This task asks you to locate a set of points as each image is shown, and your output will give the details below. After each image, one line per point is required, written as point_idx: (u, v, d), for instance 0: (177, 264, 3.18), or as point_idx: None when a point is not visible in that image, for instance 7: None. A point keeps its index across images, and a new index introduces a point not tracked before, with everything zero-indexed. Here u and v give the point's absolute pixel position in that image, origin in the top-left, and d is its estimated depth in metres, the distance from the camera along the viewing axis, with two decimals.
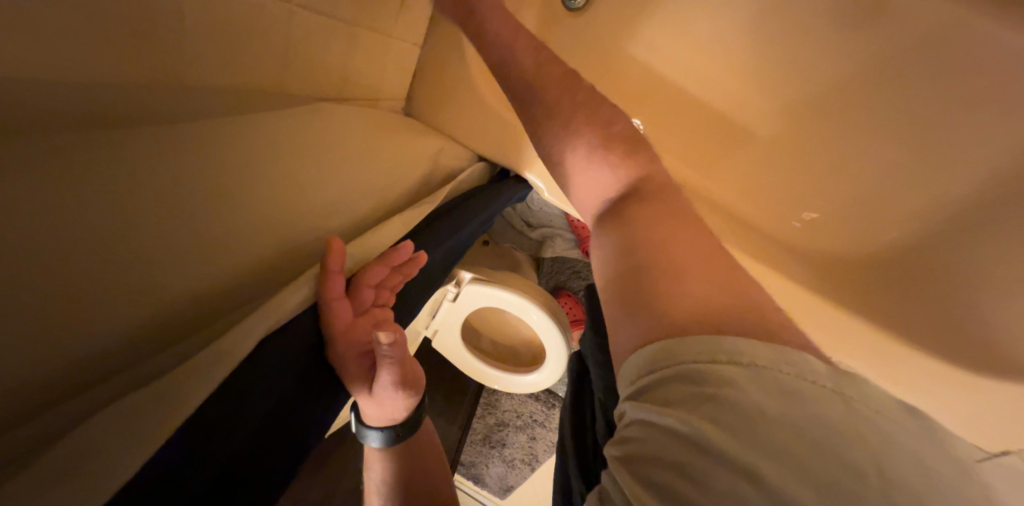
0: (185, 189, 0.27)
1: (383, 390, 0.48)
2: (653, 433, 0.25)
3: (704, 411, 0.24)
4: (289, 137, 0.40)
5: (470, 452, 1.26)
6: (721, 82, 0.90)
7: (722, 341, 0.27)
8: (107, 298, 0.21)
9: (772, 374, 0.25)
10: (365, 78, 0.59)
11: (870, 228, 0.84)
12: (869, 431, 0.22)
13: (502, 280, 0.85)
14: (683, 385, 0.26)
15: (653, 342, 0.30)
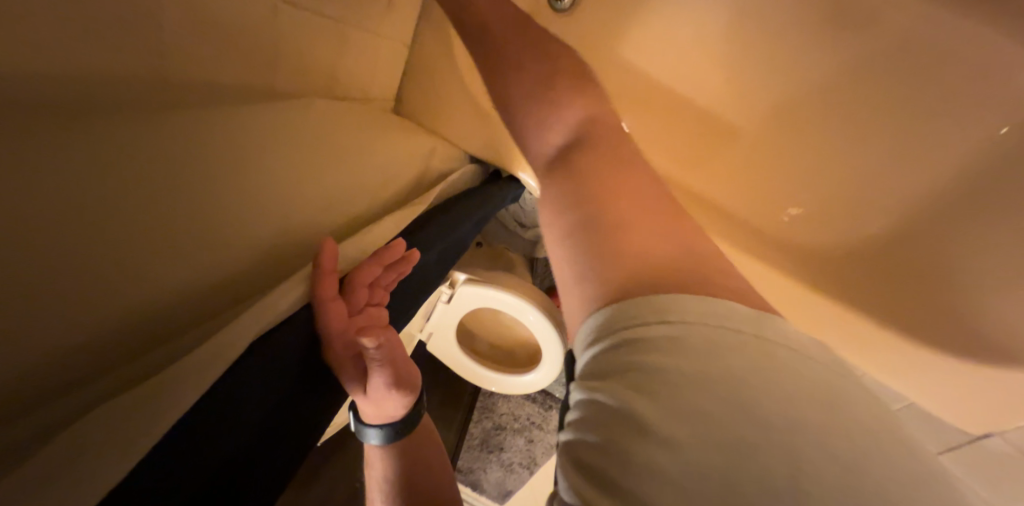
0: (177, 180, 0.27)
1: (377, 390, 0.48)
2: (597, 412, 0.22)
3: (640, 382, 0.22)
4: (282, 136, 0.39)
5: (467, 458, 1.24)
6: (709, 83, 0.90)
7: (667, 310, 0.25)
8: (106, 286, 0.20)
9: (695, 327, 0.24)
10: (352, 77, 0.59)
11: (853, 223, 0.87)
12: (784, 379, 0.22)
13: (497, 280, 0.85)
14: (629, 357, 0.23)
15: (605, 309, 0.27)
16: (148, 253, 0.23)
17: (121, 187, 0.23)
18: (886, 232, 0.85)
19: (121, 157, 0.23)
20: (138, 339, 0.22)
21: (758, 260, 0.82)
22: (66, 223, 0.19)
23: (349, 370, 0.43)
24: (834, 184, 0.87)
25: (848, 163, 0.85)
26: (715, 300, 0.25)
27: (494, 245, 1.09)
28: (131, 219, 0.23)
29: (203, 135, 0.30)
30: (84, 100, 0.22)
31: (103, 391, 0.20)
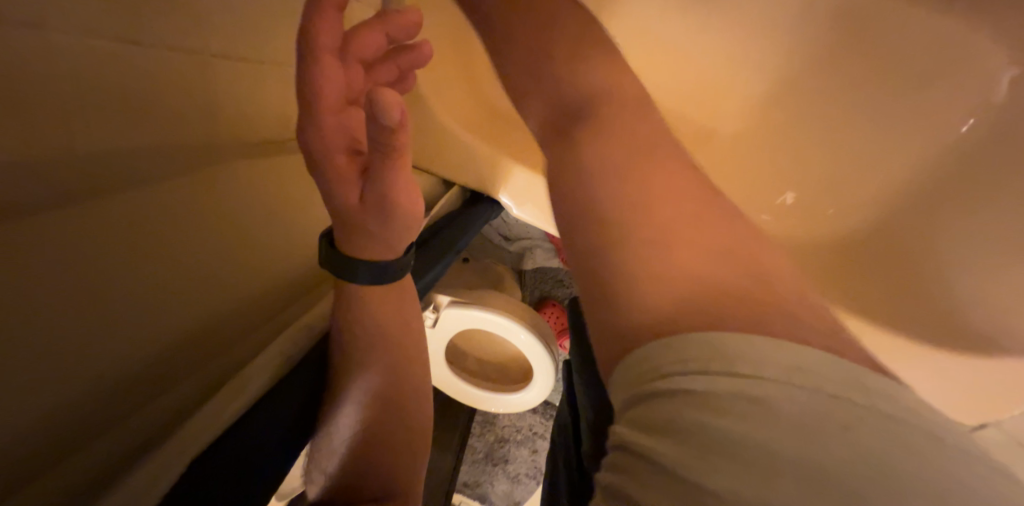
0: (113, 281, 0.25)
1: (386, 242, 0.42)
2: (633, 464, 0.19)
3: (689, 445, 0.16)
4: (234, 199, 0.38)
5: (471, 472, 1.23)
6: (681, 89, 0.94)
7: (704, 347, 0.19)
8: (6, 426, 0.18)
9: (773, 386, 0.17)
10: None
11: (839, 210, 0.87)
12: (927, 469, 0.14)
13: (481, 301, 0.84)
14: (675, 407, 0.18)
15: (641, 351, 0.22)
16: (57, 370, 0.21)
17: (52, 311, 0.21)
18: (874, 222, 0.83)
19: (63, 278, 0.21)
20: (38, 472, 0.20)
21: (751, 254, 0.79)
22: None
23: (352, 175, 0.36)
24: (813, 174, 0.89)
25: (822, 154, 0.88)
26: (799, 346, 0.19)
27: (479, 259, 1.06)
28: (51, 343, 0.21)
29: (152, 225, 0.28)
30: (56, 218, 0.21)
31: (49, 483, 0.21)
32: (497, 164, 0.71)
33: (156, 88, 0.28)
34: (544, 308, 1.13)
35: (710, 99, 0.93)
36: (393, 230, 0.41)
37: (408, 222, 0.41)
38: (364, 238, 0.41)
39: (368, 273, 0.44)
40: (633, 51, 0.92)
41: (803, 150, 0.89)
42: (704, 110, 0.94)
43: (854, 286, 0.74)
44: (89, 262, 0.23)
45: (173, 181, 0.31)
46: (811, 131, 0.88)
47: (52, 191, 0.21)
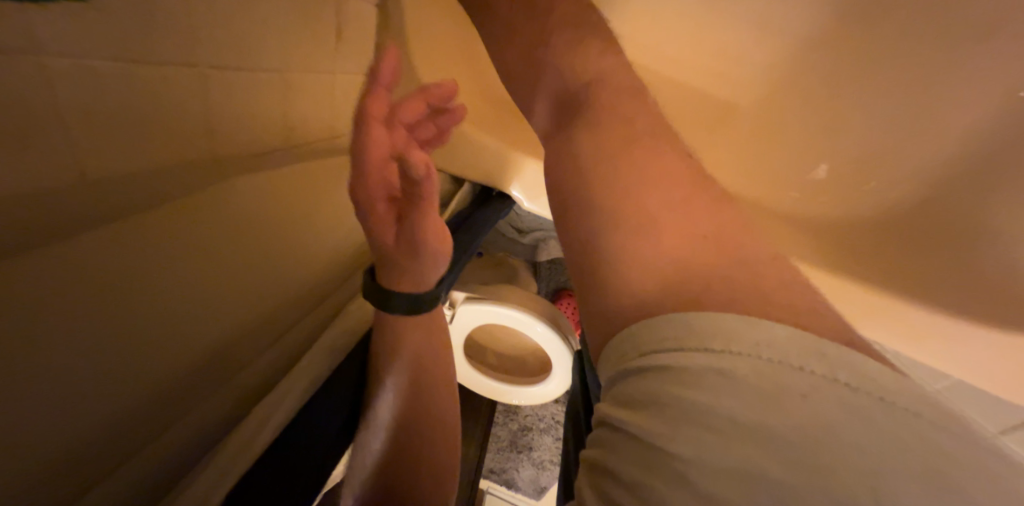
0: (150, 278, 0.26)
1: (414, 273, 0.47)
2: (617, 437, 0.20)
3: (662, 415, 0.18)
4: (257, 196, 0.39)
5: (497, 459, 1.25)
6: (695, 67, 0.90)
7: (687, 327, 0.20)
8: (55, 409, 0.20)
9: (742, 361, 0.18)
10: (344, 118, 0.58)
11: (875, 184, 0.80)
12: (876, 431, 0.15)
13: (496, 295, 0.83)
14: (648, 382, 0.20)
15: (626, 330, 0.23)
16: (105, 361, 0.23)
17: (94, 306, 0.22)
18: (915, 193, 0.76)
19: (99, 274, 0.23)
20: (82, 451, 0.22)
21: (779, 234, 0.75)
22: (25, 367, 0.18)
23: (387, 217, 0.41)
24: (846, 146, 0.83)
25: (854, 123, 0.82)
26: (773, 323, 0.19)
27: (494, 253, 1.06)
28: (95, 336, 0.22)
29: (180, 223, 0.30)
30: (88, 217, 0.23)
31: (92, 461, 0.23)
32: (506, 157, 0.69)
33: (169, 109, 0.28)
34: (560, 299, 1.11)
35: (728, 74, 0.89)
36: (420, 263, 0.45)
37: (433, 256, 0.45)
38: (399, 271, 0.46)
39: (403, 299, 0.48)
40: (643, 33, 0.90)
41: (834, 120, 0.83)
42: (723, 86, 0.90)
43: (893, 263, 0.69)
44: (122, 259, 0.25)
45: (195, 183, 0.32)
46: (842, 100, 0.82)
47: (86, 217, 0.22)
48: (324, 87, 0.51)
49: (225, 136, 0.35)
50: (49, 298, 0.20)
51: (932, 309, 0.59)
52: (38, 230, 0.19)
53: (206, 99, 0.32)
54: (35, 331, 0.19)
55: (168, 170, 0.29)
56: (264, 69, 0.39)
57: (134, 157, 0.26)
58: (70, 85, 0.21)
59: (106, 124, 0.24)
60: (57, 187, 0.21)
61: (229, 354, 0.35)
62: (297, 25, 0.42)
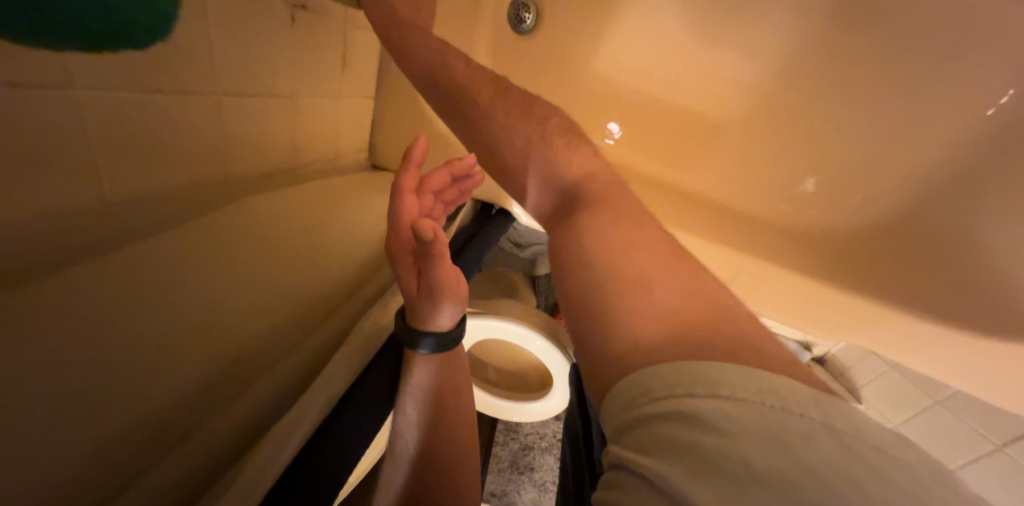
0: (194, 288, 0.27)
1: (436, 320, 0.45)
2: (631, 486, 0.19)
3: (680, 459, 0.17)
4: (277, 215, 0.40)
5: (498, 481, 1.20)
6: (686, 83, 0.91)
7: (695, 372, 0.21)
8: (128, 410, 0.21)
9: (747, 406, 0.19)
10: (347, 139, 0.59)
11: (862, 197, 0.83)
12: (869, 464, 0.15)
13: (497, 311, 0.84)
14: (665, 428, 0.19)
15: (634, 377, 0.23)
16: (166, 364, 0.23)
17: (139, 313, 0.23)
18: (900, 205, 0.79)
19: (134, 286, 0.24)
20: (152, 458, 0.22)
21: (774, 246, 0.77)
22: (79, 366, 0.19)
23: (410, 268, 0.42)
24: (834, 161, 0.85)
25: (842, 139, 0.84)
26: (764, 373, 0.21)
27: (493, 268, 1.07)
28: (149, 341, 0.23)
29: (204, 240, 0.31)
30: (85, 240, 0.24)
31: (167, 471, 0.23)
32: None
33: (178, 138, 0.29)
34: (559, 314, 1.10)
35: (719, 90, 0.89)
36: (440, 311, 0.44)
37: (454, 303, 0.44)
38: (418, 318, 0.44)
39: (430, 343, 0.45)
40: (635, 50, 0.90)
41: (823, 136, 0.85)
42: (716, 103, 0.90)
43: (881, 275, 0.71)
44: (154, 272, 0.25)
45: (200, 209, 0.33)
46: (831, 116, 0.84)
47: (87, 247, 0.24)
48: (328, 109, 0.52)
49: (228, 156, 0.36)
50: (80, 308, 0.21)
51: (914, 318, 0.63)
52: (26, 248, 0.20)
53: (213, 119, 0.33)
54: (76, 333, 0.20)
55: (172, 196, 0.30)
56: (268, 96, 0.40)
57: (140, 181, 0.27)
58: (93, 116, 0.23)
59: (110, 147, 0.24)
60: (55, 206, 0.22)
61: (284, 367, 0.34)
62: (304, 53, 0.44)
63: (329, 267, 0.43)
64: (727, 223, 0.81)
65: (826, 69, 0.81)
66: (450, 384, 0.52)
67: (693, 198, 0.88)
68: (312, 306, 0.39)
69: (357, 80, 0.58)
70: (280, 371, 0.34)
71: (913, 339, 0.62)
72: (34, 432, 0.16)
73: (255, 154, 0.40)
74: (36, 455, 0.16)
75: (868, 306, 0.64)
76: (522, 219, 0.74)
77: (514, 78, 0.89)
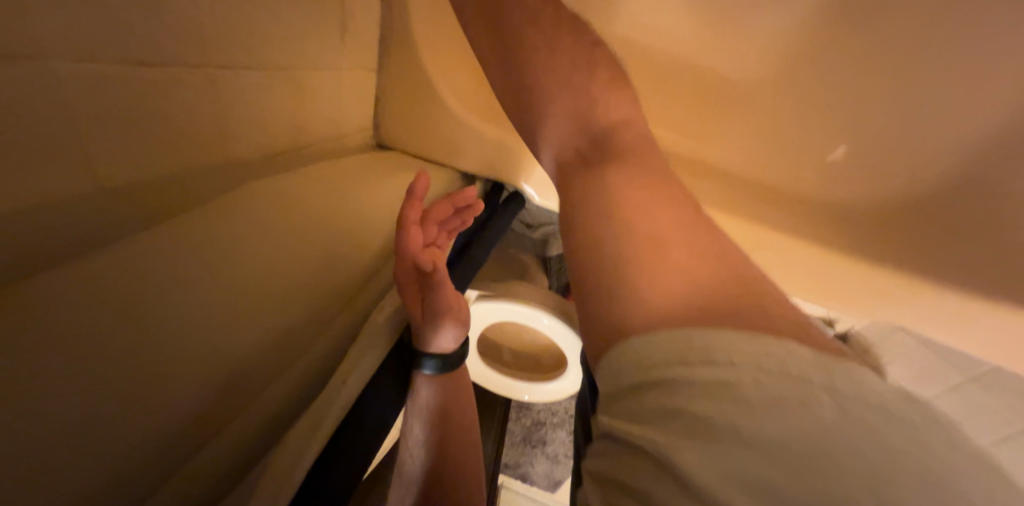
0: (203, 273, 0.26)
1: (438, 344, 0.47)
2: (624, 459, 0.18)
3: (667, 426, 0.17)
4: (281, 195, 0.37)
5: (511, 454, 1.23)
6: (709, 47, 0.85)
7: (687, 339, 0.20)
8: (149, 407, 0.20)
9: (751, 374, 0.17)
10: (351, 117, 0.56)
11: (897, 167, 0.78)
12: (861, 430, 0.14)
13: (509, 293, 0.82)
14: (654, 396, 0.19)
15: (627, 344, 0.22)
16: (181, 358, 0.22)
17: (153, 302, 0.22)
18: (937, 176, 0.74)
19: (145, 271, 0.22)
20: (175, 455, 0.22)
21: (800, 221, 0.73)
22: (94, 363, 0.18)
23: (413, 296, 0.44)
24: (868, 128, 0.80)
25: (879, 105, 0.78)
26: (772, 338, 0.18)
27: (503, 249, 1.04)
28: (164, 333, 0.22)
29: (206, 221, 0.29)
30: (80, 223, 0.22)
31: (185, 468, 0.23)
32: (519, 153, 0.66)
33: (166, 114, 0.26)
34: (571, 294, 1.08)
35: (745, 55, 0.83)
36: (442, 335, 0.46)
37: (456, 326, 0.46)
38: (424, 341, 0.47)
39: (435, 363, 0.47)
40: (656, 14, 0.84)
41: (858, 101, 0.79)
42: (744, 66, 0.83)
43: (914, 250, 0.68)
44: (164, 257, 0.24)
45: (200, 189, 0.31)
46: (869, 80, 0.77)
47: (85, 232, 0.22)
48: (331, 85, 0.49)
49: (227, 136, 0.33)
50: (95, 293, 0.19)
51: (953, 293, 0.59)
52: (33, 230, 0.19)
53: (205, 93, 0.30)
54: (92, 324, 0.19)
55: (171, 176, 0.28)
56: (266, 72, 0.37)
57: (137, 164, 0.25)
58: (70, 90, 0.20)
59: (93, 123, 0.22)
60: (50, 188, 0.20)
61: (298, 354, 0.33)
62: (300, 22, 0.40)
63: (340, 249, 0.42)
64: (749, 196, 0.77)
65: (873, 22, 0.74)
66: (457, 400, 0.53)
67: (714, 171, 0.83)
68: (322, 291, 0.37)
69: (362, 52, 0.55)
70: (293, 358, 0.33)
71: (949, 316, 0.59)
72: (56, 438, 0.16)
73: (258, 133, 0.37)
74: (58, 460, 0.16)
75: (904, 282, 0.61)
76: (534, 200, 0.70)
77: None
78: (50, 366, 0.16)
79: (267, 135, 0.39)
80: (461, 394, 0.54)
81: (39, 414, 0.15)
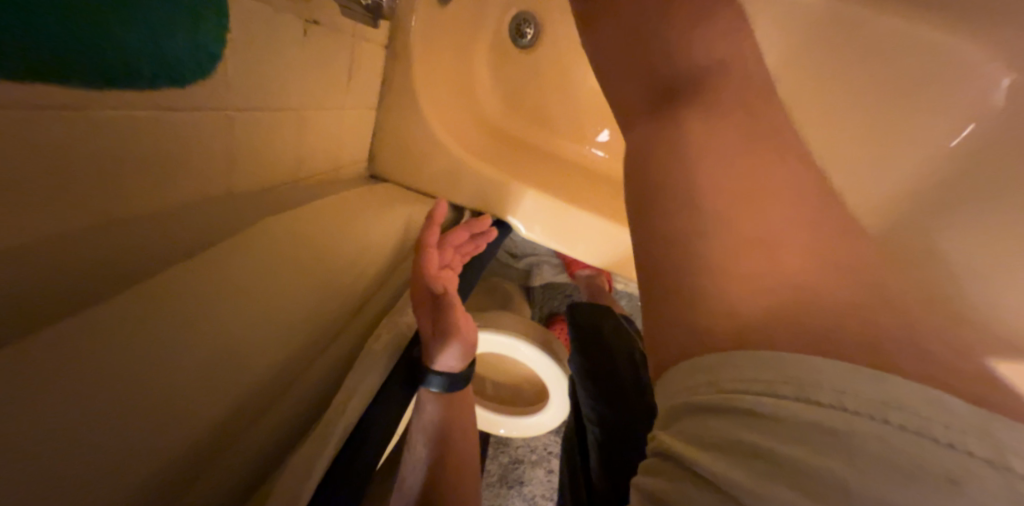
0: (224, 297, 0.27)
1: (446, 361, 0.50)
2: (677, 481, 0.16)
3: (747, 465, 0.14)
4: (295, 217, 0.39)
5: (487, 497, 1.18)
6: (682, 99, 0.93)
7: (775, 364, 0.16)
8: (163, 435, 0.21)
9: (870, 424, 0.13)
10: (347, 150, 0.58)
11: None
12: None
13: (493, 322, 0.83)
14: (731, 428, 0.15)
15: (705, 360, 0.18)
16: (198, 386, 0.23)
17: (179, 328, 0.23)
18: None
19: (172, 298, 0.23)
20: (178, 480, 0.23)
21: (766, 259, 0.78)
22: (124, 391, 0.19)
23: (426, 317, 0.49)
24: None
25: None
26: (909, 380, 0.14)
27: (488, 279, 1.05)
28: (186, 360, 0.23)
29: (229, 244, 0.30)
30: (115, 250, 0.23)
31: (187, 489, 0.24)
32: (507, 189, 0.69)
33: (182, 149, 0.28)
34: (553, 325, 1.09)
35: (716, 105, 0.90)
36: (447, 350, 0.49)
37: (461, 345, 0.49)
38: (429, 357, 0.49)
39: (440, 381, 0.49)
40: None
41: None
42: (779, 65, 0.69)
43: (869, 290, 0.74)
44: (190, 284, 0.25)
45: (221, 213, 0.32)
46: None
47: (123, 256, 0.23)
48: (330, 120, 0.51)
49: (234, 168, 0.35)
50: (125, 322, 0.20)
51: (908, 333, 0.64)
52: (70, 262, 0.20)
53: (217, 127, 0.31)
54: (125, 354, 0.20)
55: (189, 203, 0.30)
56: (275, 108, 0.39)
57: (157, 196, 0.26)
58: (88, 132, 0.21)
59: (111, 156, 0.22)
60: (79, 220, 0.21)
61: (292, 378, 0.34)
62: (310, 66, 0.43)
63: (344, 275, 0.43)
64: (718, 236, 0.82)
65: None
66: (461, 423, 0.55)
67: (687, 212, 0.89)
68: (321, 314, 0.38)
69: (363, 91, 0.58)
70: (289, 382, 0.34)
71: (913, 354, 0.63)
72: (79, 470, 0.17)
73: (262, 164, 0.39)
74: (82, 488, 0.17)
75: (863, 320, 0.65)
76: (521, 233, 0.73)
77: (505, 80, 0.84)
78: (83, 397, 0.17)
79: (271, 164, 0.40)
80: (464, 418, 0.56)
81: (64, 447, 0.16)
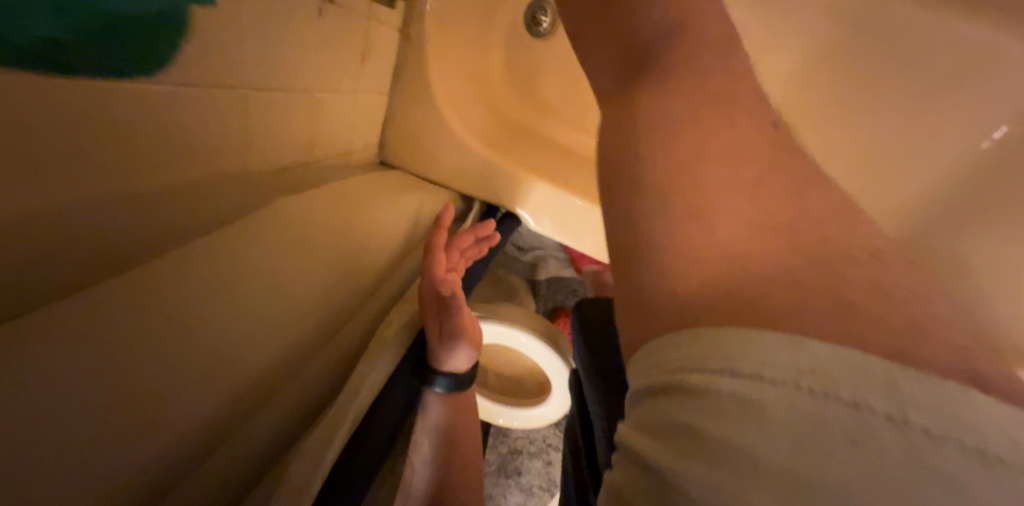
0: (242, 278, 0.28)
1: (453, 363, 0.52)
2: (632, 469, 0.16)
3: (675, 444, 0.14)
4: (308, 200, 0.39)
5: (486, 484, 1.19)
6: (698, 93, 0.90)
7: (708, 340, 0.15)
8: (187, 406, 0.22)
9: (786, 391, 0.12)
10: (359, 135, 0.58)
11: None
12: (946, 495, 0.10)
13: (499, 314, 0.83)
14: (667, 408, 0.15)
15: (657, 341, 0.18)
16: (215, 362, 0.24)
17: (197, 305, 0.24)
18: None
19: (192, 277, 0.24)
20: (200, 450, 0.24)
21: None
22: (147, 364, 0.20)
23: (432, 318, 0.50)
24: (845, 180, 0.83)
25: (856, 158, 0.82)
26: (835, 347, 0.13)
27: (494, 270, 1.05)
28: (204, 336, 0.24)
29: (247, 225, 0.30)
30: (143, 227, 0.23)
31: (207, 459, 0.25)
32: (517, 180, 0.69)
33: (201, 130, 0.28)
34: (557, 319, 1.09)
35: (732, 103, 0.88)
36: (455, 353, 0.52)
37: (468, 348, 0.52)
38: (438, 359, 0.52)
39: (446, 381, 0.52)
40: None
41: None
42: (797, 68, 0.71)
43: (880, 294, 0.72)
44: (210, 263, 0.26)
45: (242, 195, 0.33)
46: None
47: (150, 234, 0.24)
48: (343, 104, 0.50)
49: (249, 149, 0.35)
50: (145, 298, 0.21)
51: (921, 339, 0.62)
52: (100, 238, 0.21)
53: (233, 108, 0.31)
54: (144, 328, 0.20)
55: (208, 185, 0.30)
56: (288, 90, 0.38)
57: (178, 176, 0.27)
58: (111, 109, 0.21)
59: (131, 135, 0.23)
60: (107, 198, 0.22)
61: (306, 359, 0.35)
62: (325, 49, 0.43)
63: (356, 259, 0.43)
64: None
65: None
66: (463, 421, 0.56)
67: None
68: (335, 297, 0.39)
69: (376, 76, 0.57)
70: (303, 362, 0.34)
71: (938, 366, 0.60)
72: (108, 436, 0.17)
73: (275, 146, 0.39)
74: (111, 453, 0.18)
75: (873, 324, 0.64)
76: (529, 225, 0.73)
77: (518, 69, 0.83)
78: (108, 367, 0.18)
79: (284, 146, 0.40)
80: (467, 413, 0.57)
81: (90, 414, 0.17)
